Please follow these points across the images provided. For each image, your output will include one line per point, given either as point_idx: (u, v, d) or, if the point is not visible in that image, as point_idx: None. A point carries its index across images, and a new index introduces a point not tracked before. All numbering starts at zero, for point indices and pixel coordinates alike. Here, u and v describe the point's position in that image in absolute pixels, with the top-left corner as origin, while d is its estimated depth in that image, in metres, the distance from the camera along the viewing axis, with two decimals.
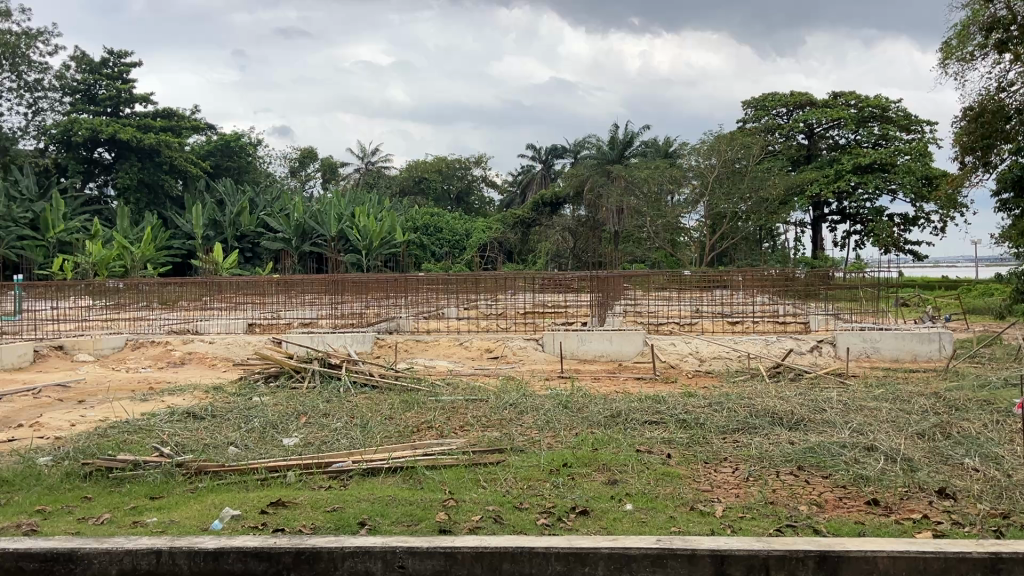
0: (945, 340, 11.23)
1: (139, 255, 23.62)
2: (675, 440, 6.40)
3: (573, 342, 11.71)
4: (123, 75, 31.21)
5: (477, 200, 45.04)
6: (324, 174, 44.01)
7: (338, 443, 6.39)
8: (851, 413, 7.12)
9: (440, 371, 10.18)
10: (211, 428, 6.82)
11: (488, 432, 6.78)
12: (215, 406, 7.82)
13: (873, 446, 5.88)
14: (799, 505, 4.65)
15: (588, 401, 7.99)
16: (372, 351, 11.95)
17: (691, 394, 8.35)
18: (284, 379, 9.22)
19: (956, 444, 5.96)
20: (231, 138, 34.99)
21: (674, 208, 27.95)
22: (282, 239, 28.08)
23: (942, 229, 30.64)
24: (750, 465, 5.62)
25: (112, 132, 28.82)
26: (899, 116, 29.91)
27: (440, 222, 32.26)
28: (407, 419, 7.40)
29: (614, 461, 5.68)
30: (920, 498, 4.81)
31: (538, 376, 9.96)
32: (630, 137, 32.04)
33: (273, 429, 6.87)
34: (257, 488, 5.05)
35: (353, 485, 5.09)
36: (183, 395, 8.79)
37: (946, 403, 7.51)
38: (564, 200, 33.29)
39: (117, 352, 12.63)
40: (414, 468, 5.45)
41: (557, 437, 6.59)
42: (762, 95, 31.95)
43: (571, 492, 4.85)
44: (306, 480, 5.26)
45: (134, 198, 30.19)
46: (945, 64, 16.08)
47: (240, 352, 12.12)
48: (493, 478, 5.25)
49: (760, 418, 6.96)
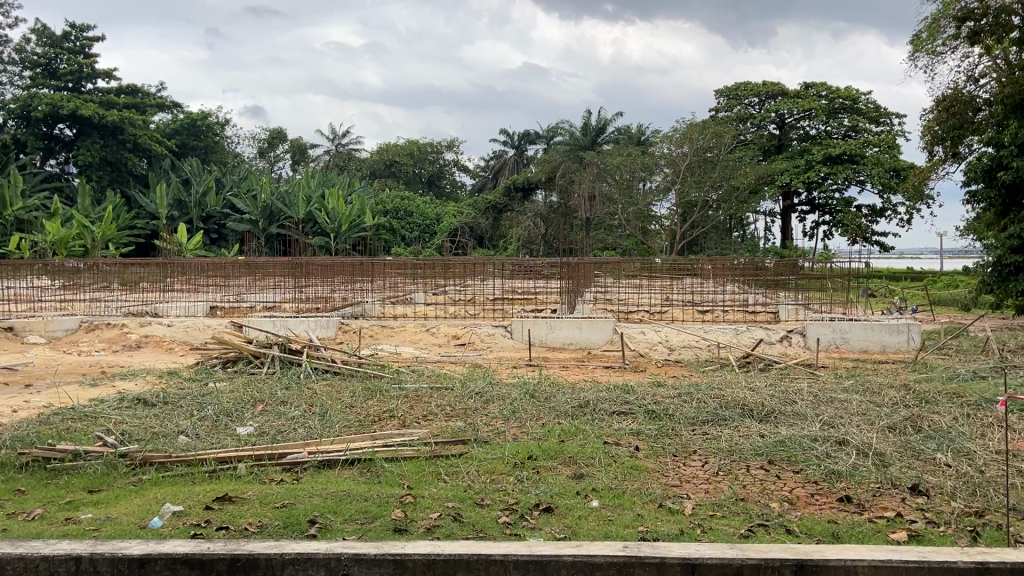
0: (913, 332, 11.21)
1: (100, 234, 23.01)
2: (643, 432, 6.23)
3: (541, 329, 11.51)
4: (85, 49, 30.30)
5: (448, 184, 44.59)
6: (293, 155, 43.30)
7: (294, 433, 6.13)
8: (821, 405, 7.00)
9: (404, 358, 9.92)
10: (162, 416, 6.52)
11: (451, 423, 6.56)
12: (168, 392, 7.50)
13: (845, 440, 5.75)
14: (770, 502, 4.49)
15: (555, 390, 7.80)
16: (336, 336, 11.66)
17: (660, 384, 8.19)
18: (242, 365, 8.91)
19: (927, 438, 5.86)
20: (198, 117, 34.18)
21: (645, 196, 27.84)
22: (248, 220, 27.55)
23: (909, 221, 30.88)
24: (720, 459, 5.47)
25: (74, 108, 27.97)
26: (869, 108, 30.05)
27: (410, 206, 31.91)
28: (368, 408, 7.16)
29: (581, 453, 5.50)
30: (892, 494, 4.68)
31: (505, 364, 9.75)
32: (602, 124, 31.82)
33: (227, 418, 6.59)
34: (204, 482, 4.78)
35: (306, 478, 4.84)
36: (135, 380, 8.45)
37: (916, 396, 7.44)
38: (535, 185, 33.08)
39: (70, 334, 12.21)
40: (371, 461, 5.22)
41: (523, 428, 6.39)
42: (735, 84, 31.92)
43: (534, 486, 4.66)
44: (257, 472, 5.01)
45: (96, 176, 29.44)
46: (915, 56, 16.10)
47: (200, 336, 11.76)
48: (454, 471, 5.04)
49: (729, 410, 6.81)
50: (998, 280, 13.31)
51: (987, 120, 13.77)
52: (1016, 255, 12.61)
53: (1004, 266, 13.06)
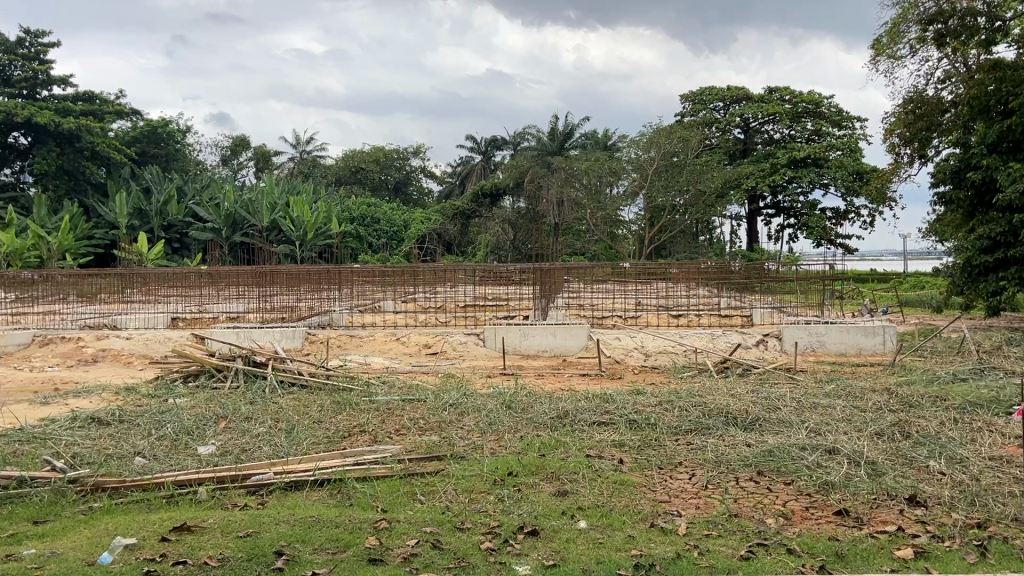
0: (889, 334, 11.15)
1: (57, 244, 22.34)
2: (627, 443, 6.00)
3: (514, 337, 11.24)
4: (40, 56, 29.47)
5: (415, 189, 44.21)
6: (258, 162, 42.62)
7: (259, 452, 5.78)
8: (805, 411, 6.81)
9: (375, 369, 9.58)
10: (117, 436, 6.12)
11: (427, 437, 6.27)
12: (125, 409, 7.10)
13: (835, 448, 5.56)
14: (765, 518, 4.27)
15: (532, 400, 7.52)
16: (302, 347, 11.29)
17: (640, 392, 7.95)
18: (203, 379, 8.51)
19: (918, 445, 5.70)
20: (159, 124, 33.35)
21: (614, 201, 27.74)
22: (212, 229, 26.96)
23: (872, 223, 31.15)
24: (708, 471, 5.25)
25: (29, 115, 27.09)
26: (831, 112, 30.31)
27: (377, 213, 31.44)
28: (338, 423, 6.83)
29: (563, 468, 5.23)
30: (889, 506, 4.49)
31: (480, 373, 9.47)
32: (570, 129, 31.68)
33: (187, 436, 6.21)
34: (160, 510, 4.42)
35: (273, 502, 4.51)
36: (90, 397, 8.02)
37: (901, 400, 7.29)
38: (503, 191, 32.88)
39: (23, 348, 11.69)
40: (343, 481, 4.91)
41: (501, 442, 6.11)
42: (700, 89, 31.99)
43: (517, 507, 4.38)
44: (219, 496, 4.67)
45: (53, 185, 28.59)
46: (877, 60, 16.22)
47: (161, 349, 11.30)
48: (431, 491, 4.75)
49: (712, 418, 6.60)
50: (968, 281, 13.28)
51: (954, 122, 13.83)
52: (986, 256, 12.59)
53: (974, 267, 13.06)
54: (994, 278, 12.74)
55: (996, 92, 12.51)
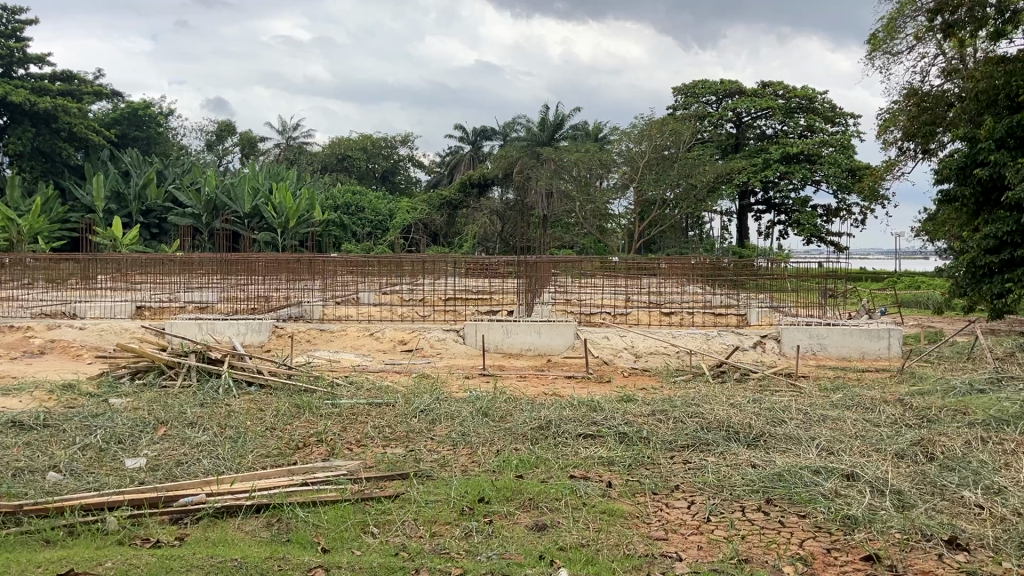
0: (895, 337, 10.43)
1: (27, 228, 21.48)
2: (616, 461, 5.29)
3: (496, 334, 10.52)
4: (17, 32, 28.39)
5: (403, 179, 43.35)
6: (244, 148, 41.67)
7: (195, 466, 5.04)
8: (814, 426, 6.13)
9: (343, 367, 8.82)
10: (36, 445, 5.36)
11: (390, 451, 5.52)
12: (54, 411, 6.31)
13: (853, 474, 4.85)
14: (781, 565, 3.59)
15: (511, 407, 6.78)
16: (267, 343, 10.51)
17: (630, 399, 7.24)
18: (153, 376, 7.73)
19: (947, 469, 5.01)
20: (140, 106, 32.26)
21: (603, 193, 27.04)
22: (191, 215, 25.98)
23: (863, 220, 30.44)
24: (709, 498, 4.55)
25: (4, 93, 26.05)
26: (825, 108, 29.56)
27: (362, 201, 30.50)
28: (292, 431, 6.06)
29: (543, 493, 4.51)
30: (924, 549, 3.82)
31: (457, 374, 8.74)
32: (560, 119, 30.98)
33: (117, 446, 5.46)
34: (56, 546, 3.67)
35: (193, 538, 3.77)
36: (21, 396, 7.23)
37: (917, 413, 6.61)
38: (492, 181, 32.03)
39: None
40: (282, 506, 4.17)
41: (475, 457, 5.39)
42: (693, 82, 31.20)
43: (487, 547, 3.68)
44: (133, 526, 3.92)
45: (28, 166, 27.61)
46: (872, 56, 15.67)
47: (114, 340, 10.53)
48: (386, 522, 4.03)
49: (712, 433, 5.88)
50: (972, 282, 12.51)
51: (958, 118, 13.22)
52: (991, 256, 11.89)
53: (978, 267, 12.30)
54: (1000, 280, 11.95)
55: (1004, 86, 11.77)
